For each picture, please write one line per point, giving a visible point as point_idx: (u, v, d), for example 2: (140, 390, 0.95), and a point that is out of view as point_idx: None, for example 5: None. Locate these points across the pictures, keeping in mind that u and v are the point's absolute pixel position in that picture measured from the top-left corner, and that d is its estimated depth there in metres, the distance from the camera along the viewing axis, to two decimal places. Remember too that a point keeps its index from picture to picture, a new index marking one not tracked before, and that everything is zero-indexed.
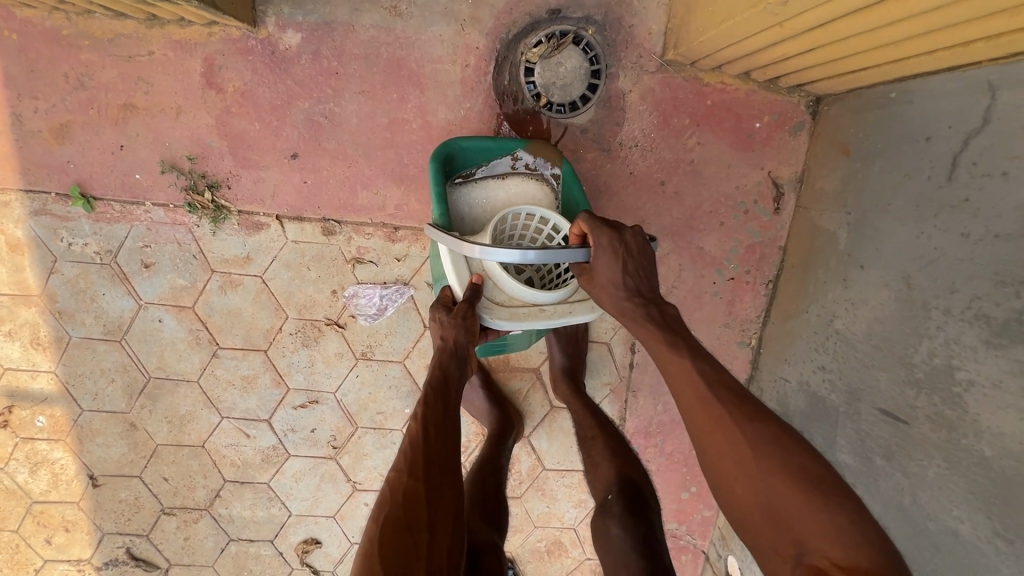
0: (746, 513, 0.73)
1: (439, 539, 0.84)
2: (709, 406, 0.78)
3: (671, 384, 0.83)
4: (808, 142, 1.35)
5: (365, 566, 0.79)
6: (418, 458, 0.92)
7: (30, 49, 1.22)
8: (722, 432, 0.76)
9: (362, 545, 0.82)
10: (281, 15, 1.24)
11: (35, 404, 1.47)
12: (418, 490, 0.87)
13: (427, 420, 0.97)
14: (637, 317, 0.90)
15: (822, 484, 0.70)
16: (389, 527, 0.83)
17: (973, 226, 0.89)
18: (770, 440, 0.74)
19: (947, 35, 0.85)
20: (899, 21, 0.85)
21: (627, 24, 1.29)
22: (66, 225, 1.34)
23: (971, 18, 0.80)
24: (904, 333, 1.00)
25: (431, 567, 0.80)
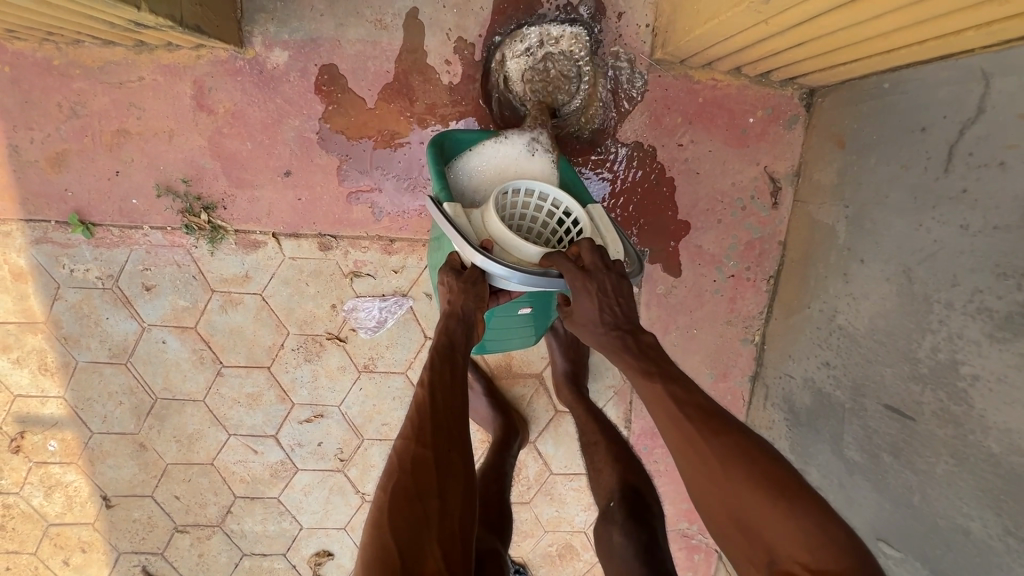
0: (723, 526, 0.76)
1: (450, 505, 0.84)
2: (680, 424, 0.83)
3: (649, 407, 0.90)
4: (803, 134, 1.33)
5: (375, 535, 0.79)
6: (425, 425, 0.91)
7: (24, 80, 1.24)
8: (693, 449, 0.81)
9: (372, 514, 0.82)
10: (268, 34, 1.25)
11: (46, 428, 1.49)
12: (427, 457, 0.87)
13: (434, 386, 0.96)
14: (615, 348, 0.97)
15: (788, 493, 0.72)
16: (397, 495, 0.82)
17: (972, 218, 0.87)
18: (738, 453, 0.77)
19: (937, 25, 0.84)
20: (886, 13, 0.84)
21: (614, 24, 1.27)
22: (67, 252, 1.36)
23: (960, 9, 0.79)
24: (906, 327, 0.98)
25: (442, 534, 0.80)
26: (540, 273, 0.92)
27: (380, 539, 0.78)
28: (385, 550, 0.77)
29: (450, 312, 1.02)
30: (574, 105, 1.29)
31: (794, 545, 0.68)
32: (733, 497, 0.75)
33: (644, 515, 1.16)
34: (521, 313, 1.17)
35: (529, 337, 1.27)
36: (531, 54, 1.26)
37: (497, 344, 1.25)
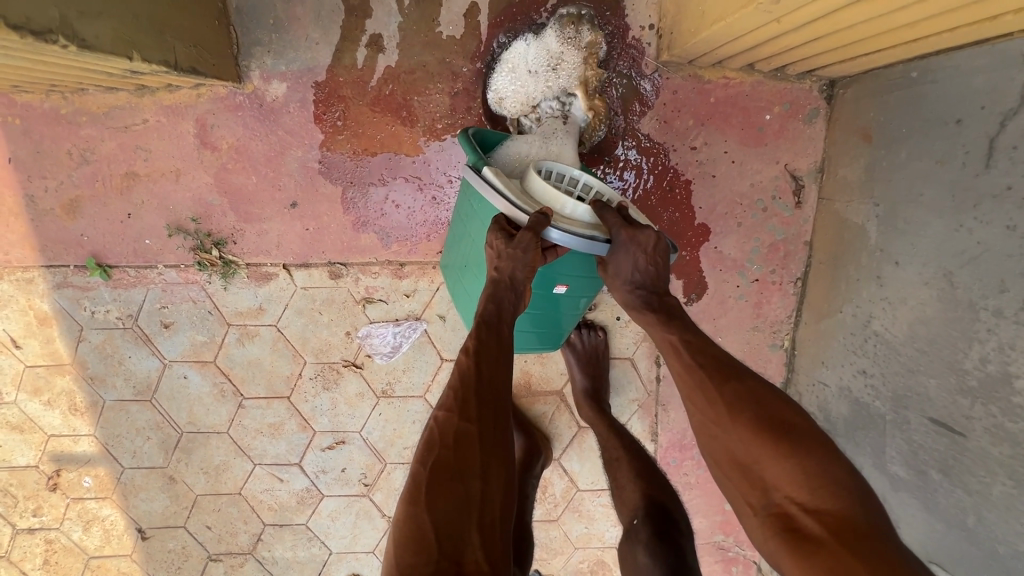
0: (723, 464, 0.78)
1: (491, 487, 0.78)
2: (691, 373, 0.84)
3: (664, 356, 0.91)
4: (825, 128, 1.25)
5: (411, 513, 0.75)
6: (469, 397, 0.85)
7: (33, 131, 1.26)
8: (702, 393, 0.82)
9: (406, 488, 0.78)
10: (265, 67, 1.24)
11: (80, 465, 1.53)
12: (470, 433, 0.81)
13: (480, 354, 0.89)
14: (637, 307, 0.95)
15: (793, 436, 0.73)
16: (437, 472, 0.78)
17: (1021, 215, 0.78)
18: (746, 399, 0.78)
19: (970, 12, 0.76)
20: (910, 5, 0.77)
21: (618, 24, 1.22)
22: (87, 294, 1.38)
23: None
24: (951, 336, 0.91)
25: (482, 520, 0.75)
26: (587, 238, 0.88)
27: (414, 518, 0.74)
28: (421, 533, 0.72)
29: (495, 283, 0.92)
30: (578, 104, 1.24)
31: (790, 484, 0.70)
32: (736, 440, 0.76)
33: (670, 533, 1.10)
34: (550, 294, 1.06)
35: (555, 327, 1.17)
36: (535, 56, 1.21)
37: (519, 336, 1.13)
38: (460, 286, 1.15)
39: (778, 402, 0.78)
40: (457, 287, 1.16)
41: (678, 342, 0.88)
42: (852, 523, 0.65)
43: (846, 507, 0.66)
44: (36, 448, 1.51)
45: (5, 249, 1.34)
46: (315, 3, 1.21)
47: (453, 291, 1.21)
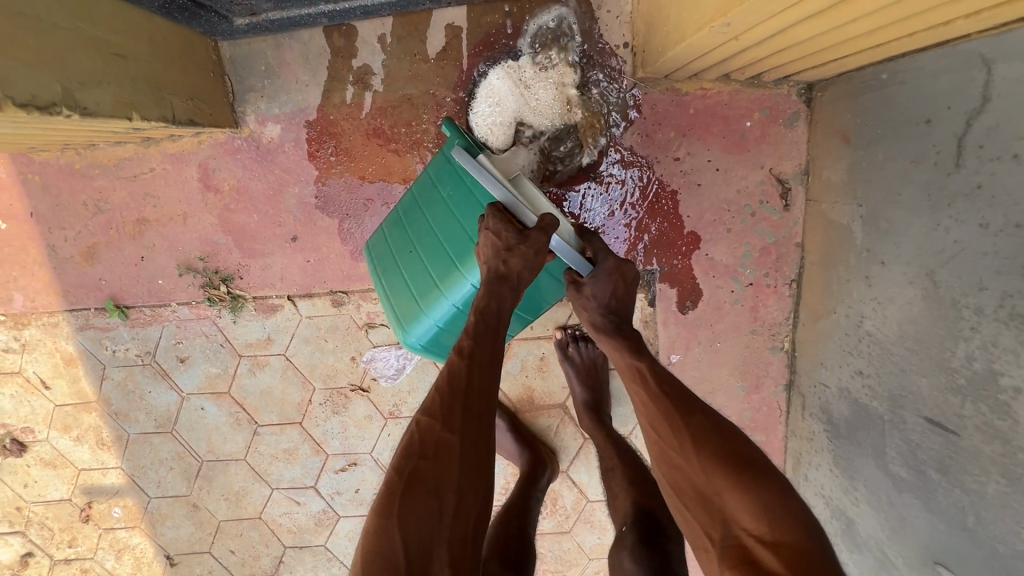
0: (683, 493, 0.80)
1: (467, 502, 0.79)
2: (657, 402, 0.87)
3: (630, 384, 0.93)
4: (807, 131, 1.26)
5: (383, 525, 0.77)
6: (455, 406, 0.85)
7: (52, 186, 1.35)
8: (669, 422, 0.84)
9: (382, 496, 0.80)
10: (260, 111, 1.30)
11: (110, 497, 1.61)
12: (450, 446, 0.82)
13: (471, 361, 0.88)
14: (604, 330, 0.99)
15: (755, 470, 0.76)
16: (413, 485, 0.79)
17: (992, 215, 0.78)
18: (710, 433, 0.82)
19: (914, 22, 0.77)
20: (853, 23, 0.78)
21: (598, 45, 1.25)
22: (107, 334, 1.46)
23: (930, 7, 0.72)
24: (938, 334, 0.91)
25: (453, 536, 0.77)
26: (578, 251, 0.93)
27: (385, 530, 0.77)
28: (391, 544, 0.75)
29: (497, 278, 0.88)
30: (553, 122, 1.27)
31: (749, 517, 0.72)
32: (699, 471, 0.78)
33: (657, 540, 1.10)
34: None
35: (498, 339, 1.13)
36: (516, 78, 1.25)
37: (454, 339, 1.06)
38: (394, 272, 1.06)
39: (740, 438, 0.82)
40: (391, 273, 1.07)
41: (645, 369, 0.92)
42: (808, 554, 0.67)
43: (802, 539, 0.69)
44: (68, 481, 1.60)
45: (32, 297, 1.43)
46: (303, 48, 1.27)
47: (381, 278, 1.10)
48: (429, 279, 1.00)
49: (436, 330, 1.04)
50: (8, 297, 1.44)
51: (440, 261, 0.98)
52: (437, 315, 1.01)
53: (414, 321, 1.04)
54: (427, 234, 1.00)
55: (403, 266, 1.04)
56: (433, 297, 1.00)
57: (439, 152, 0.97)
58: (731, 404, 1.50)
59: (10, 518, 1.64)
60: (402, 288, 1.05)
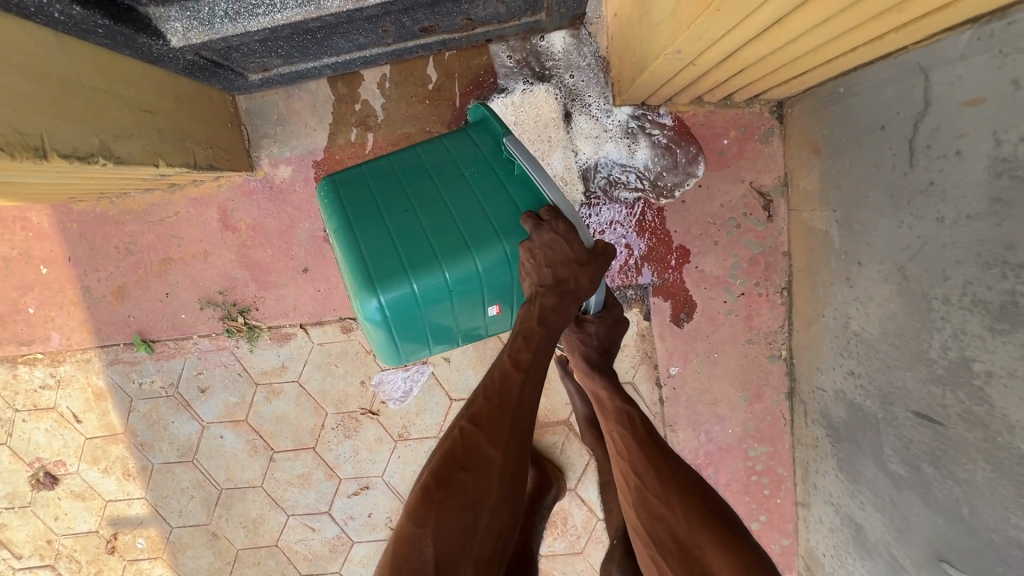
0: (662, 541, 0.86)
1: (498, 519, 0.82)
2: (646, 449, 0.96)
3: (616, 425, 1.01)
4: (782, 145, 1.33)
5: (415, 532, 0.79)
6: (503, 422, 0.85)
7: (88, 232, 1.48)
8: (654, 471, 0.92)
9: (416, 500, 0.81)
10: (273, 155, 1.43)
11: (134, 527, 1.68)
12: (494, 463, 0.82)
13: (524, 376, 0.88)
14: (588, 369, 1.05)
15: (732, 530, 0.85)
16: (450, 497, 0.80)
17: (945, 209, 0.82)
18: (691, 488, 0.90)
19: (848, 40, 0.84)
20: (792, 43, 0.86)
21: (579, 79, 1.35)
22: (135, 368, 1.56)
23: (856, 25, 0.79)
24: (914, 327, 0.93)
25: (481, 550, 0.80)
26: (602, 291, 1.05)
27: (417, 538, 0.78)
28: (421, 552, 0.77)
29: (563, 290, 0.88)
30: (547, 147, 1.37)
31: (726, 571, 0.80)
32: (682, 523, 0.86)
33: None
34: (479, 316, 0.94)
35: (444, 343, 0.98)
36: (513, 108, 1.36)
37: (419, 323, 0.88)
38: (374, 222, 0.88)
39: (715, 496, 0.91)
40: (367, 221, 0.88)
41: (635, 416, 1.00)
42: None
43: None
44: (96, 513, 1.67)
45: (67, 335, 1.55)
46: (311, 97, 1.41)
47: (344, 224, 0.87)
48: (426, 243, 0.86)
49: (406, 303, 0.86)
50: (46, 336, 1.55)
51: (449, 229, 0.87)
52: (424, 285, 0.85)
53: (389, 281, 0.84)
54: (435, 198, 0.90)
55: (390, 218, 0.88)
56: (427, 263, 0.85)
57: (466, 138, 0.98)
58: (734, 415, 1.52)
59: (40, 551, 1.71)
60: (381, 242, 0.86)
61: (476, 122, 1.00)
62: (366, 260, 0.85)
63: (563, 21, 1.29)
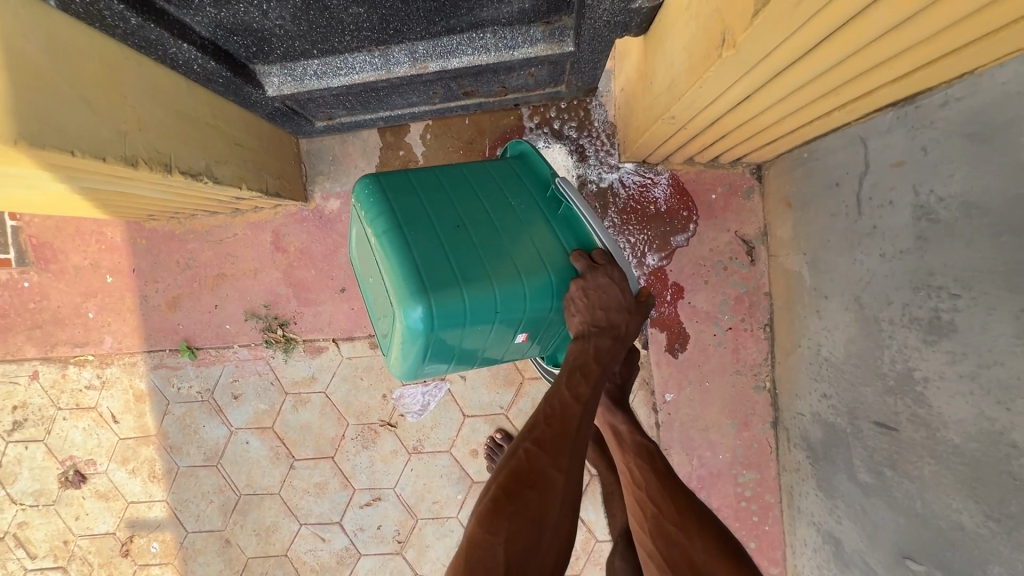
0: (679, 565, 0.98)
1: (558, 538, 0.91)
2: (667, 482, 1.10)
3: (637, 457, 1.16)
4: (762, 201, 1.56)
5: (487, 539, 0.88)
6: (565, 446, 0.97)
7: (153, 247, 1.68)
8: (673, 502, 1.07)
9: (486, 512, 0.91)
10: (325, 189, 1.66)
11: (151, 531, 1.75)
12: (557, 484, 0.93)
13: (583, 407, 1.01)
14: (610, 405, 1.24)
15: (742, 561, 0.98)
16: (519, 511, 0.90)
17: (885, 247, 1.03)
18: (705, 520, 1.04)
19: (804, 116, 1.06)
20: (760, 115, 1.08)
21: (588, 144, 1.60)
22: (176, 373, 1.70)
23: (806, 106, 1.01)
24: (871, 347, 1.11)
25: (544, 565, 0.88)
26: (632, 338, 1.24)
27: (489, 545, 0.87)
28: (493, 560, 0.85)
29: (614, 331, 1.09)
30: None
31: None
32: (698, 550, 0.99)
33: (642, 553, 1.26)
34: (510, 331, 1.08)
35: (470, 353, 1.10)
36: None
37: (460, 331, 1.00)
38: (427, 234, 1.01)
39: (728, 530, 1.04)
40: (420, 233, 1.00)
41: (654, 449, 1.17)
42: None
43: None
44: (116, 514, 1.75)
45: (119, 339, 1.70)
46: (363, 143, 1.66)
47: (400, 233, 0.99)
48: (477, 262, 1.00)
49: (453, 310, 0.97)
50: (99, 339, 1.70)
51: (497, 252, 1.03)
52: (472, 298, 0.97)
53: (442, 289, 0.95)
54: (483, 222, 1.06)
55: (441, 235, 1.02)
56: (476, 278, 0.99)
57: (512, 178, 1.16)
58: (724, 441, 1.65)
59: (55, 552, 1.76)
60: (434, 253, 0.99)
61: (519, 165, 1.20)
62: (420, 267, 0.96)
63: (579, 94, 1.56)
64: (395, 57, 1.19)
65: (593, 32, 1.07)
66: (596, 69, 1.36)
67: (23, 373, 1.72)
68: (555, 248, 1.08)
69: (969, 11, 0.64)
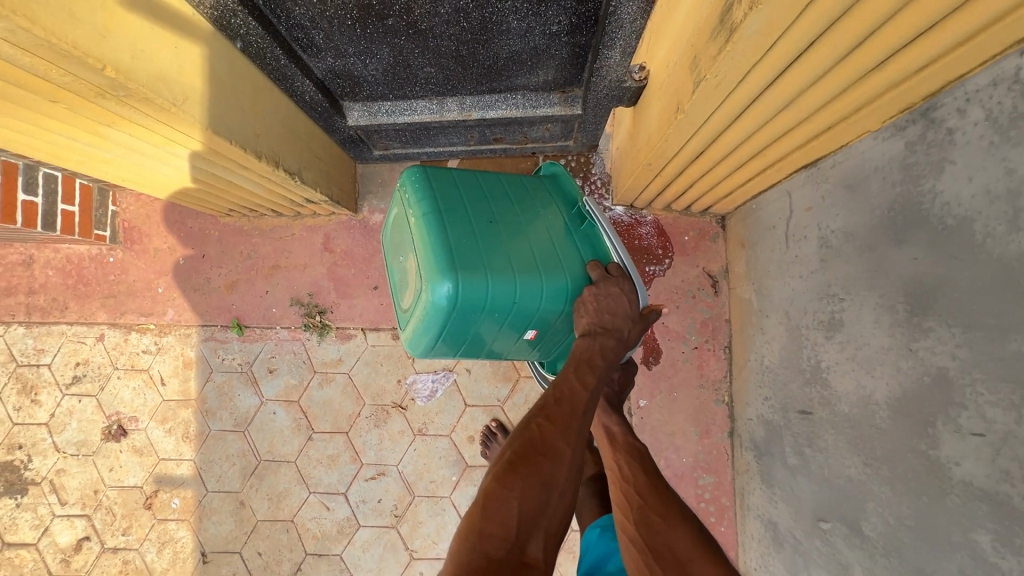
0: (658, 550, 1.07)
1: (562, 502, 1.09)
2: (653, 479, 1.22)
3: (628, 455, 1.28)
4: (725, 244, 1.93)
5: (502, 495, 1.06)
6: (572, 425, 1.16)
7: (224, 238, 2.02)
8: (658, 496, 1.17)
9: (503, 472, 1.09)
10: (372, 205, 2.03)
11: (174, 487, 1.95)
12: (564, 457, 1.12)
13: (589, 395, 1.21)
14: (608, 408, 1.38)
15: (717, 551, 1.06)
16: (531, 475, 1.08)
17: (802, 270, 1.37)
18: (686, 514, 1.14)
19: (744, 172, 1.44)
20: (713, 169, 1.46)
21: (586, 187, 1.99)
22: (223, 345, 1.99)
23: (744, 165, 1.39)
24: (795, 350, 1.42)
25: (550, 521, 1.05)
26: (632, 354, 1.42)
27: (504, 499, 1.05)
28: (507, 512, 1.03)
29: (618, 335, 1.28)
30: None
31: None
32: (677, 539, 1.08)
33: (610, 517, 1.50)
34: (522, 318, 1.28)
35: (483, 332, 1.28)
36: None
37: (480, 309, 1.19)
38: (461, 223, 1.22)
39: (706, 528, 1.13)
40: (456, 222, 1.21)
41: (645, 451, 1.30)
42: None
43: None
44: (146, 469, 1.96)
45: (179, 312, 2.00)
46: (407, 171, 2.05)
47: (440, 220, 1.21)
48: (503, 254, 1.22)
49: (475, 287, 1.16)
50: (163, 311, 2.00)
51: (518, 251, 1.24)
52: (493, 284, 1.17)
53: (468, 269, 1.15)
54: (512, 224, 1.28)
55: (475, 227, 1.23)
56: (500, 267, 1.19)
57: (542, 193, 1.39)
58: (688, 446, 1.91)
59: (84, 500, 1.96)
60: (465, 240, 1.19)
61: (550, 183, 1.44)
62: (453, 247, 1.17)
63: (583, 149, 1.97)
64: (448, 106, 1.60)
65: (596, 101, 1.47)
66: (598, 130, 1.77)
67: (91, 335, 2.01)
68: (567, 260, 1.30)
69: (831, 103, 1.01)
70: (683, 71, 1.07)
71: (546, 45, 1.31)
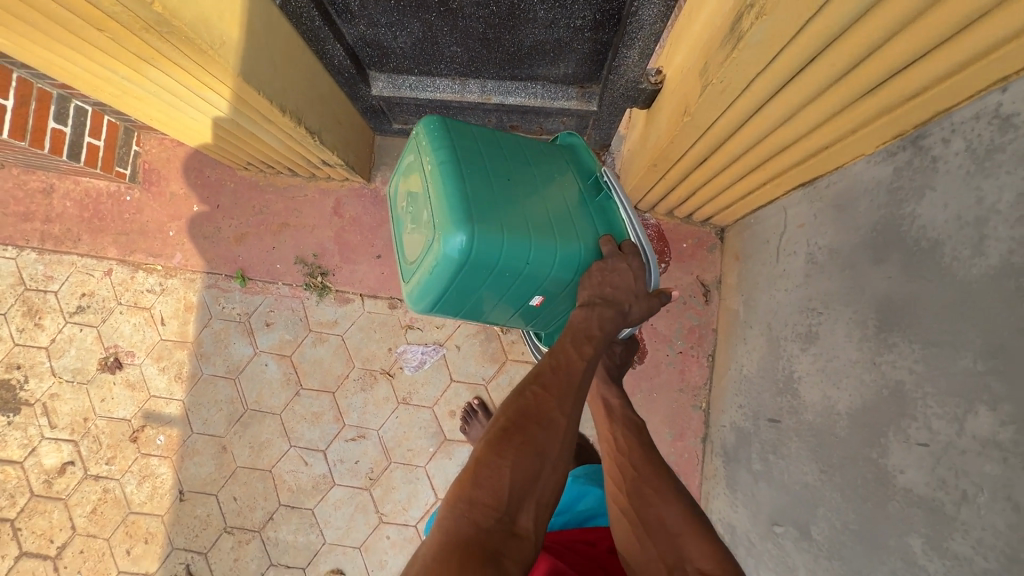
0: (648, 522, 1.09)
1: (555, 472, 1.09)
2: (647, 453, 1.24)
3: (624, 429, 1.30)
4: (721, 255, 1.98)
5: (496, 462, 1.05)
6: (569, 397, 1.17)
7: (238, 191, 2.08)
8: (651, 469, 1.19)
9: (498, 440, 1.08)
10: (386, 176, 2.09)
11: (161, 425, 2.01)
12: (558, 426, 1.12)
13: (586, 369, 1.22)
14: (607, 383, 1.40)
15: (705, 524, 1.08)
16: (526, 443, 1.08)
17: (788, 284, 1.42)
18: (677, 488, 1.15)
19: (744, 185, 1.49)
20: (715, 178, 1.51)
21: None
22: (225, 294, 2.05)
23: (744, 177, 1.44)
24: (773, 360, 1.47)
25: (541, 490, 1.06)
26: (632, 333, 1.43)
27: (499, 467, 1.04)
28: (500, 480, 1.02)
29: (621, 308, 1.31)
30: None
31: (699, 556, 1.01)
32: (667, 511, 1.10)
33: None
34: (530, 281, 1.30)
35: (490, 289, 1.30)
36: None
37: (491, 263, 1.20)
38: (479, 176, 1.23)
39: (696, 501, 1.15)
40: (476, 175, 1.22)
41: (642, 425, 1.31)
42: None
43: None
44: (137, 404, 2.02)
45: (187, 257, 2.06)
46: None
47: (460, 170, 1.21)
48: (519, 212, 1.23)
49: (489, 240, 1.17)
50: (171, 254, 2.07)
51: (532, 212, 1.26)
52: (502, 239, 1.19)
53: (485, 221, 1.16)
54: (529, 185, 1.29)
55: (494, 182, 1.24)
56: (516, 224, 1.21)
57: (559, 159, 1.41)
58: (661, 446, 1.96)
59: (73, 426, 2.02)
60: (484, 193, 1.20)
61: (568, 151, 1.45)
62: (471, 199, 1.18)
63: (596, 146, 2.02)
64: (470, 87, 1.65)
65: (612, 100, 1.52)
66: (612, 129, 1.82)
67: (99, 269, 2.07)
68: (579, 229, 1.33)
69: (827, 123, 1.06)
70: (693, 76, 1.13)
71: (569, 37, 1.37)
